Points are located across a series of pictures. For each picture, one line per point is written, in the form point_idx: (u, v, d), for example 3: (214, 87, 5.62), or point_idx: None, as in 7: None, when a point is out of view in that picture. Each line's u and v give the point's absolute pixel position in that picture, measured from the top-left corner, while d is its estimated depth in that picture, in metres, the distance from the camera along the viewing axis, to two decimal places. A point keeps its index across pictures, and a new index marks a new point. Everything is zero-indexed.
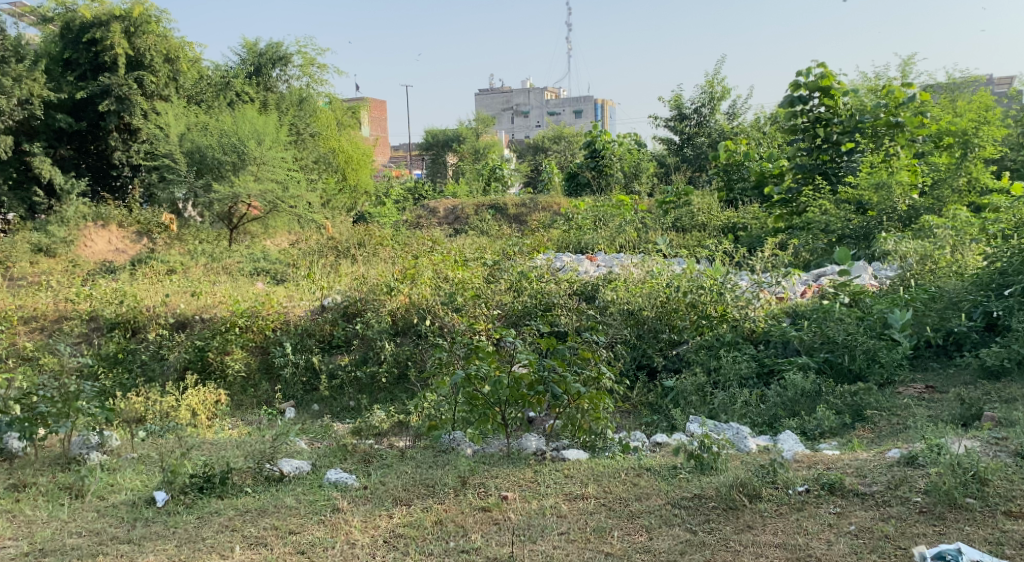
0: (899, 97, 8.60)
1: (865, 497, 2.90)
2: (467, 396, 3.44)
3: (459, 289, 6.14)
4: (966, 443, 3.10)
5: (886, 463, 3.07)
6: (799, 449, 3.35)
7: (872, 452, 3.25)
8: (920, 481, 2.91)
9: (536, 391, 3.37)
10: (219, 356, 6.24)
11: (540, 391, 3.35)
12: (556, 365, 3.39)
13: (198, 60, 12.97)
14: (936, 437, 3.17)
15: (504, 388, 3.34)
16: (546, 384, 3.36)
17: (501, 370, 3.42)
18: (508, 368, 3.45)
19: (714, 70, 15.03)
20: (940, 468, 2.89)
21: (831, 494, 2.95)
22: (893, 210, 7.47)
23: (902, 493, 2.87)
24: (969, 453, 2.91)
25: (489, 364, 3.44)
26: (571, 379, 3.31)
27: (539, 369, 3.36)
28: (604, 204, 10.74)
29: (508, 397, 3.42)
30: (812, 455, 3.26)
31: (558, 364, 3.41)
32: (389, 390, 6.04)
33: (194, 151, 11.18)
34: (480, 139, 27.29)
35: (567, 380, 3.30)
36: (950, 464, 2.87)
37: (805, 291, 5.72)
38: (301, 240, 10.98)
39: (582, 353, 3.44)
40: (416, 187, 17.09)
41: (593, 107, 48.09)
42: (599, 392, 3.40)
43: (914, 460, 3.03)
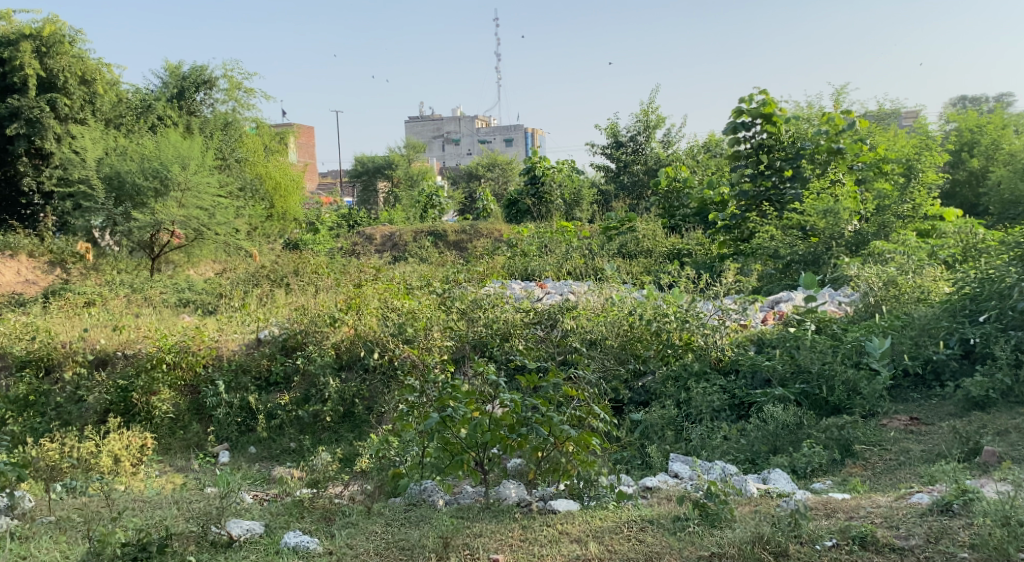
0: (839, 124, 8.66)
1: (903, 553, 2.67)
2: (441, 442, 3.15)
3: (408, 320, 5.86)
4: (997, 488, 2.92)
5: (919, 513, 2.85)
6: (806, 493, 3.14)
7: (891, 497, 3.05)
8: (963, 533, 2.70)
9: (517, 434, 3.09)
10: (145, 397, 5.75)
11: (523, 434, 3.07)
12: (537, 405, 3.12)
13: (116, 82, 12.35)
14: (964, 479, 2.98)
15: (483, 432, 3.05)
16: (529, 426, 3.08)
17: (479, 413, 3.14)
18: (487, 410, 3.17)
19: (649, 98, 15.12)
20: (986, 520, 2.69)
21: (863, 549, 2.72)
22: (839, 235, 7.41)
23: (946, 549, 2.66)
24: (1009, 500, 2.73)
25: (467, 407, 3.15)
26: (558, 420, 3.05)
27: (522, 410, 3.08)
28: (547, 230, 10.56)
29: (486, 440, 3.13)
30: (826, 501, 3.04)
31: (541, 403, 3.14)
32: (333, 430, 5.63)
33: (113, 176, 10.53)
34: (413, 166, 26.99)
35: (554, 421, 3.03)
36: (998, 515, 2.67)
37: (765, 318, 5.55)
38: (229, 269, 10.45)
39: (567, 391, 3.19)
40: (350, 213, 16.67)
41: (523, 136, 48.36)
42: (587, 432, 3.14)
43: (948, 508, 2.83)
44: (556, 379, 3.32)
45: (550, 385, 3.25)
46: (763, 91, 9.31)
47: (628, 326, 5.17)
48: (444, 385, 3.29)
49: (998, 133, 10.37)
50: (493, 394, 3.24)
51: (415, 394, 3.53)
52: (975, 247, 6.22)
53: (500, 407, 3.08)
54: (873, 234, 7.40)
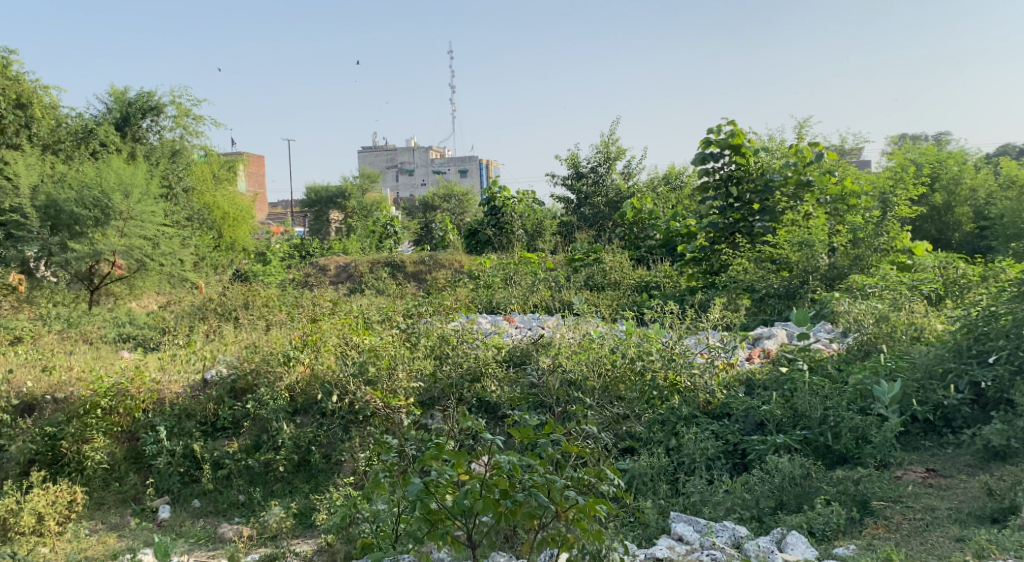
0: (807, 157, 8.48)
1: None
2: (425, 511, 2.76)
3: (370, 358, 5.45)
4: None
5: None
6: None
7: None
8: None
9: (511, 500, 2.73)
10: (76, 446, 5.21)
11: (520, 500, 2.73)
12: (536, 464, 2.79)
13: (56, 106, 11.77)
14: None
15: (476, 500, 2.69)
16: (529, 488, 2.75)
17: (471, 476, 2.81)
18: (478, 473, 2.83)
19: (609, 130, 14.99)
20: None
21: None
22: (816, 268, 7.20)
23: None
24: None
25: (456, 470, 2.80)
26: (562, 482, 2.73)
27: (518, 473, 2.74)
28: (510, 262, 10.23)
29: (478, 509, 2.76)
30: None
31: (540, 464, 2.81)
32: (287, 481, 5.14)
33: (49, 205, 9.95)
34: (367, 196, 26.54)
35: (558, 482, 2.72)
36: None
37: (752, 357, 5.20)
38: (175, 302, 9.91)
39: (565, 447, 2.88)
40: (302, 243, 16.17)
41: (478, 168, 48.29)
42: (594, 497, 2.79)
43: None
44: (554, 433, 2.99)
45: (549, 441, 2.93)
46: (731, 121, 9.12)
47: (610, 363, 4.85)
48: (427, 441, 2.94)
49: (959, 167, 10.06)
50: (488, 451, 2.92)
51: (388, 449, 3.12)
52: (957, 283, 6.06)
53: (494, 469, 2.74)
54: (848, 267, 7.17)
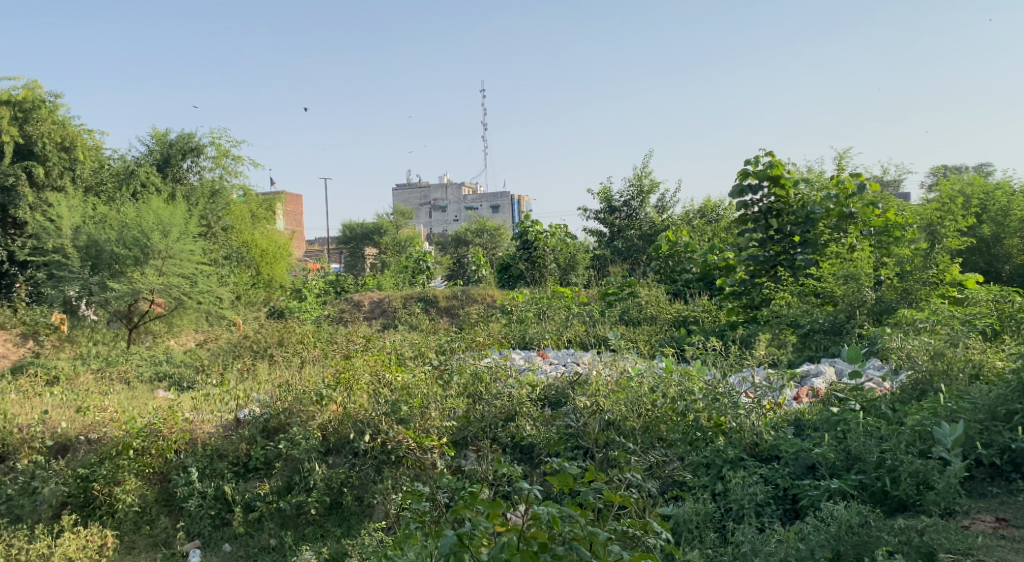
0: (849, 188, 8.27)
1: None
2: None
3: (402, 397, 5.33)
4: None
5: None
6: None
7: None
8: None
9: (550, 553, 2.61)
10: (108, 488, 5.15)
11: (560, 553, 2.60)
12: (576, 515, 2.66)
13: (99, 149, 12.18)
14: None
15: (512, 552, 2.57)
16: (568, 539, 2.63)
17: (509, 529, 2.69)
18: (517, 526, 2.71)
19: (643, 163, 14.88)
20: None
21: None
22: (863, 302, 7.00)
23: None
24: None
25: (491, 521, 2.68)
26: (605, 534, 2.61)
27: (559, 524, 2.62)
28: (543, 296, 10.11)
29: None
30: None
31: (581, 515, 2.68)
32: (318, 524, 5.01)
33: (90, 245, 10.07)
34: (401, 232, 26.69)
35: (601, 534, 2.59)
36: None
37: (799, 397, 5.03)
38: (210, 339, 9.95)
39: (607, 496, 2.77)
40: (337, 279, 16.24)
41: (511, 203, 48.43)
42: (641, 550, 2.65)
43: None
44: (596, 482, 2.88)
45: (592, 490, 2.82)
46: (770, 152, 8.95)
47: (649, 402, 4.73)
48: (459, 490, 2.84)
49: (1008, 197, 9.73)
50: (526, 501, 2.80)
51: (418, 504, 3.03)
52: (1013, 317, 5.78)
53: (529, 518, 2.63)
54: (897, 300, 6.94)
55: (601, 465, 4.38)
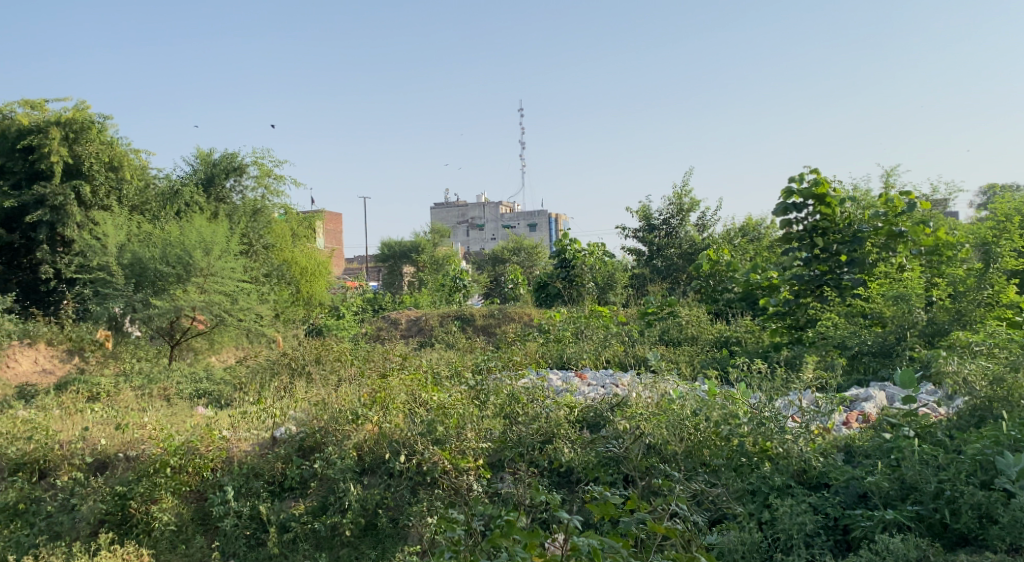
0: (898, 206, 8.05)
1: None
2: None
3: (438, 416, 5.26)
4: None
5: None
6: None
7: None
8: None
9: None
10: (144, 506, 5.14)
11: None
12: (618, 545, 2.64)
13: (145, 169, 12.38)
14: None
15: None
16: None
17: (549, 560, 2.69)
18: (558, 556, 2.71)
19: (682, 181, 14.72)
20: None
21: None
22: (914, 323, 6.80)
23: None
24: None
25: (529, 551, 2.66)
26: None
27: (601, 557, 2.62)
28: (581, 315, 10.00)
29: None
30: None
31: (624, 546, 2.67)
32: (352, 546, 4.92)
33: (134, 263, 10.18)
34: (438, 250, 26.76)
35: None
36: None
37: (849, 421, 4.84)
38: (249, 356, 10.01)
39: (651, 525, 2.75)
40: (375, 297, 16.30)
41: (548, 221, 48.38)
42: None
43: None
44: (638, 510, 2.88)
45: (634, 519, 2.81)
46: (815, 169, 8.77)
47: (692, 426, 4.57)
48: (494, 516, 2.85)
49: None
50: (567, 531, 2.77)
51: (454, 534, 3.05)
52: None
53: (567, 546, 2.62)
54: (949, 322, 6.72)
55: (644, 492, 4.27)
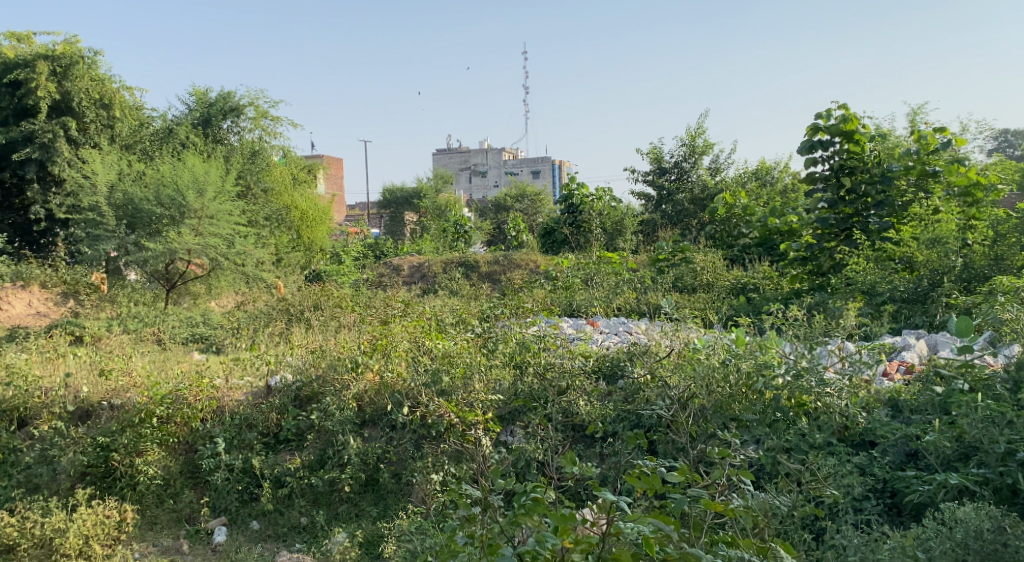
0: (932, 143, 7.54)
1: None
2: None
3: (444, 366, 4.88)
4: None
5: None
6: None
7: None
8: None
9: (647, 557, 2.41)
10: (129, 459, 4.79)
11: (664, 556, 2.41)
12: (669, 529, 2.42)
13: (139, 108, 11.85)
14: None
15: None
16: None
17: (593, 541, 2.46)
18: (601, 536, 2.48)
19: (694, 123, 14.13)
20: None
21: None
22: (952, 268, 6.40)
23: None
24: None
25: (560, 537, 2.42)
26: (708, 558, 2.40)
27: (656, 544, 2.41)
28: (591, 261, 9.58)
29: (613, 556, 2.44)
30: None
31: (672, 528, 2.45)
32: (353, 502, 4.60)
33: (126, 203, 9.67)
34: (441, 196, 26.16)
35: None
36: None
37: (890, 373, 4.46)
38: (247, 301, 9.62)
39: (705, 504, 2.52)
40: (376, 243, 15.85)
41: (552, 168, 47.58)
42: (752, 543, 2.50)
43: None
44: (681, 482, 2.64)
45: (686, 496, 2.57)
46: (843, 106, 8.23)
47: (721, 377, 4.17)
48: (520, 484, 2.59)
49: None
50: (607, 510, 2.50)
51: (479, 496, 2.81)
52: None
53: (609, 530, 2.42)
54: (987, 267, 6.26)
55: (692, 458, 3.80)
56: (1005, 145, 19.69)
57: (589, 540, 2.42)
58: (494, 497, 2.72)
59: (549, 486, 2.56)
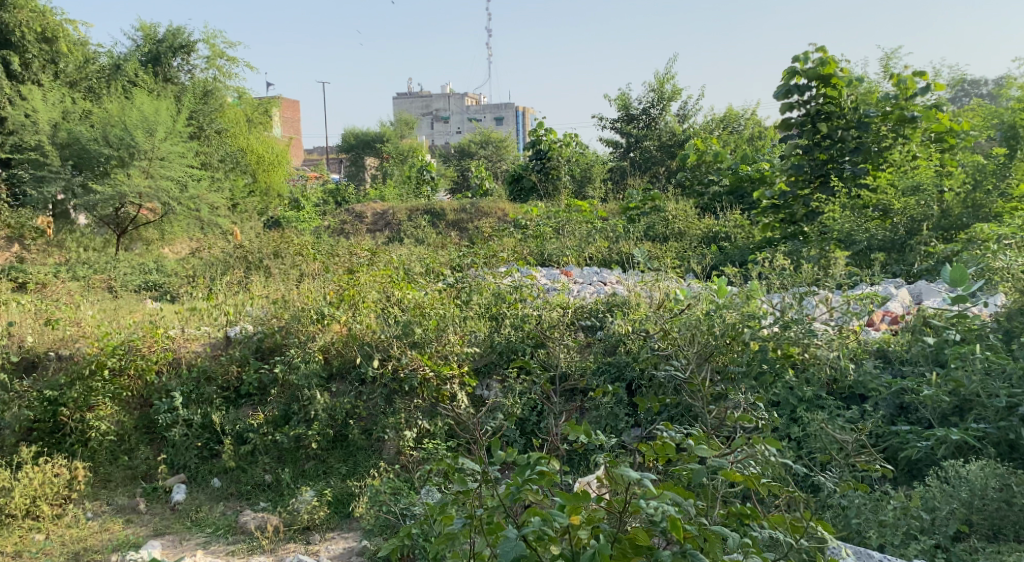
0: (911, 87, 7.32)
1: None
2: (542, 544, 2.19)
3: (415, 317, 4.64)
4: None
5: None
6: None
7: None
8: None
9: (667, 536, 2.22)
10: (79, 414, 4.49)
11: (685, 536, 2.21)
12: (690, 504, 2.23)
13: (84, 43, 11.13)
14: None
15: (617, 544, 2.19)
16: (678, 541, 2.23)
17: (604, 519, 2.26)
18: (615, 512, 2.28)
19: (664, 68, 13.83)
20: None
21: None
22: (930, 216, 6.27)
23: None
24: None
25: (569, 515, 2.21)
26: (733, 536, 2.20)
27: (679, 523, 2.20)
28: (560, 209, 9.35)
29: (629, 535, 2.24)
30: None
31: (693, 504, 2.25)
32: (320, 459, 4.40)
33: (71, 143, 9.26)
34: (402, 142, 25.56)
35: (727, 541, 2.18)
36: None
37: (877, 325, 4.33)
38: (203, 248, 9.21)
39: (727, 476, 2.31)
40: (337, 189, 15.39)
41: (515, 115, 46.90)
42: (781, 519, 2.30)
43: None
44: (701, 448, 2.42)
45: (705, 465, 2.37)
46: (820, 49, 8.02)
47: (706, 327, 3.99)
48: (522, 457, 2.37)
49: None
50: (620, 484, 2.28)
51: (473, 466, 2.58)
52: None
53: (626, 507, 2.22)
54: (965, 215, 6.17)
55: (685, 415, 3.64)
56: (961, 94, 19.84)
57: (600, 515, 2.22)
58: (492, 469, 2.51)
59: (554, 459, 2.34)
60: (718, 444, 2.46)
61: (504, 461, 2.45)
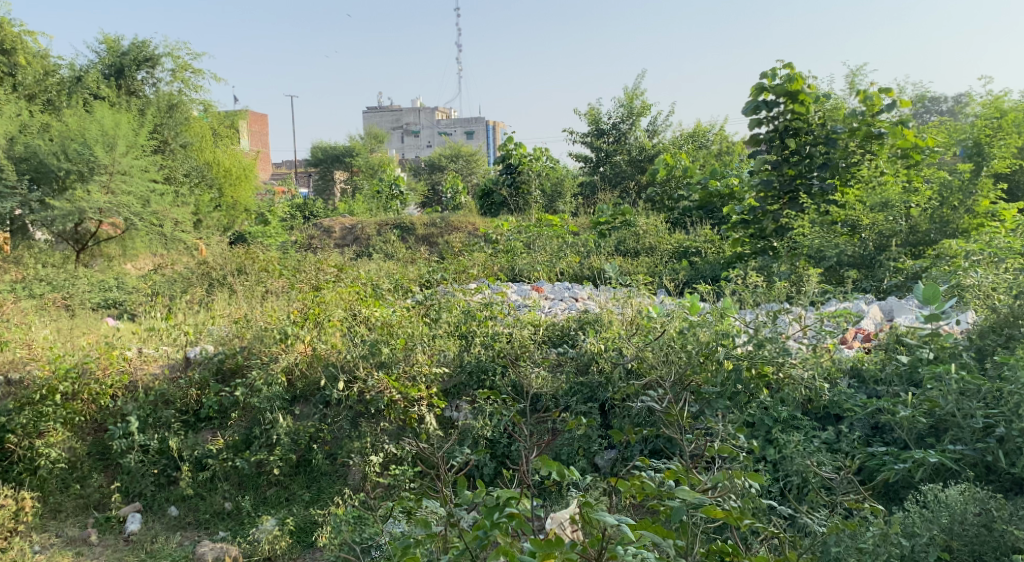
0: (877, 104, 7.38)
1: None
2: None
3: (382, 337, 4.51)
4: None
5: None
6: None
7: None
8: None
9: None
10: (28, 441, 4.29)
11: None
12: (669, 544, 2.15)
13: (44, 55, 10.83)
14: None
15: None
16: None
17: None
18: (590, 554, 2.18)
19: (633, 83, 13.86)
20: None
21: None
22: (898, 232, 6.29)
23: None
24: None
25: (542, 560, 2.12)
26: None
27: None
28: (530, 224, 9.28)
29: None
30: None
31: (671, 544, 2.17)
32: (283, 485, 4.25)
33: (29, 156, 8.79)
34: (372, 156, 25.39)
35: None
36: None
37: (850, 342, 4.29)
38: (165, 264, 8.97)
39: (709, 514, 2.22)
40: (304, 203, 15.20)
41: (485, 129, 46.92)
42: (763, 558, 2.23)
43: None
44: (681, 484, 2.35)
45: (685, 503, 2.28)
46: (788, 65, 8.06)
47: (679, 346, 3.91)
48: (492, 497, 2.28)
49: None
50: (596, 524, 2.19)
51: (441, 502, 2.47)
52: None
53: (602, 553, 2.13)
54: (933, 231, 6.21)
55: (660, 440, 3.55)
56: (922, 112, 20.20)
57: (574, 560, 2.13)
58: (460, 509, 2.41)
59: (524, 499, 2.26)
60: (697, 478, 2.38)
61: (472, 502, 2.37)
